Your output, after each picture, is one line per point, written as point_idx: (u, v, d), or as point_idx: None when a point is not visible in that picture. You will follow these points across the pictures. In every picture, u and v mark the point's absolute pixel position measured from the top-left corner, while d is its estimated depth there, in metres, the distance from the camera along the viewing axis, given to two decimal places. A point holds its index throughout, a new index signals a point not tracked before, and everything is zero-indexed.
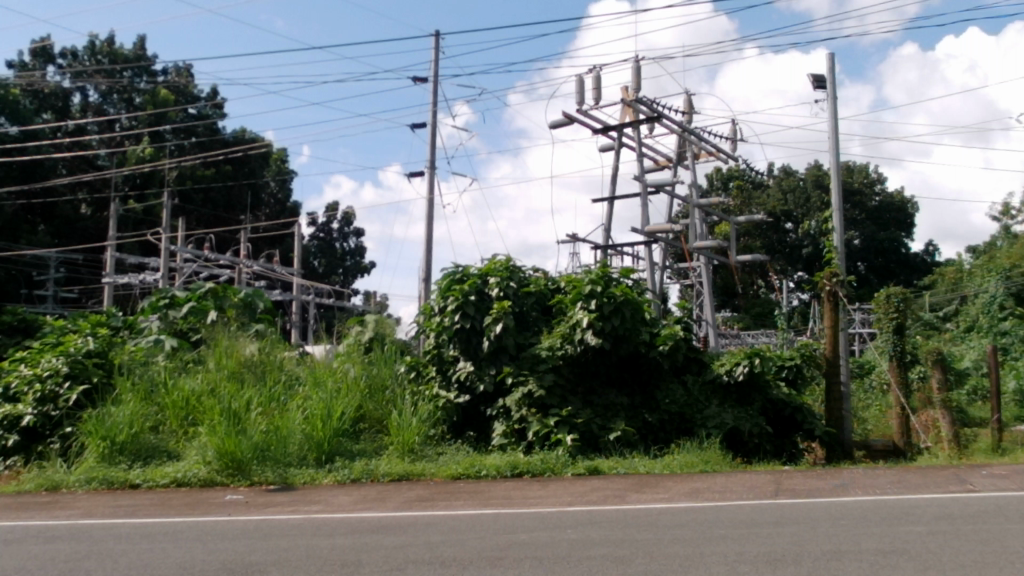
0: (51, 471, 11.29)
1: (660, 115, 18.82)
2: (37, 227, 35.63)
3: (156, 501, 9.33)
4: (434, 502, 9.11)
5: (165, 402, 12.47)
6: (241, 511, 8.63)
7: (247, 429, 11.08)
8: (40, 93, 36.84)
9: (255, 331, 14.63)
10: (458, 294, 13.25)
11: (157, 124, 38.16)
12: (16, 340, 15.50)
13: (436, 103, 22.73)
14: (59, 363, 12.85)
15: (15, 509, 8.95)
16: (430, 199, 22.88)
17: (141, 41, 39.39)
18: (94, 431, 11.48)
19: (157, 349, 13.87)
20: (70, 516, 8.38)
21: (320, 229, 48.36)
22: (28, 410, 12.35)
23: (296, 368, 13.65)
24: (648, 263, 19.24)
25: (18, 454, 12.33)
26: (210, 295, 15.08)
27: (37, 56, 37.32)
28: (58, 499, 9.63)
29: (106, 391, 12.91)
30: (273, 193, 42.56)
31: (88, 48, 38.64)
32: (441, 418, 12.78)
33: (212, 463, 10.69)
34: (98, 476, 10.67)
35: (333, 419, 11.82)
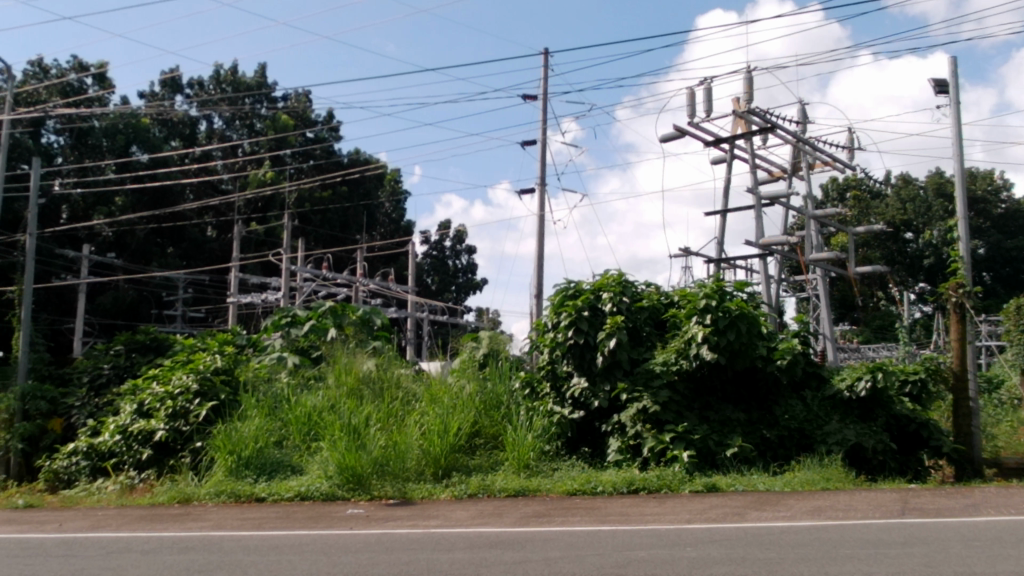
0: (182, 484, 11.76)
1: (774, 125, 18.48)
2: (167, 250, 37.31)
3: (280, 514, 9.60)
4: (551, 518, 9.13)
5: (288, 418, 12.79)
6: (363, 525, 8.81)
7: (366, 444, 11.31)
8: (168, 122, 38.56)
9: (373, 348, 14.88)
10: (571, 310, 13.29)
11: (278, 148, 39.51)
12: (149, 357, 16.17)
13: (547, 119, 22.87)
14: (189, 381, 13.41)
15: (149, 521, 9.34)
16: (541, 216, 23.00)
17: (262, 68, 40.74)
18: (222, 445, 11.90)
19: (279, 366, 14.28)
20: (201, 528, 8.70)
21: (434, 246, 49.03)
22: (161, 425, 12.93)
23: (413, 384, 13.79)
24: (764, 276, 18.89)
25: (151, 467, 12.90)
26: (330, 313, 15.48)
27: (167, 86, 39.08)
28: (190, 511, 10.00)
29: (233, 407, 13.34)
30: (388, 213, 43.42)
31: (214, 77, 40.23)
32: (556, 434, 12.76)
33: (334, 478, 10.95)
34: (226, 489, 11.05)
35: (450, 434, 11.94)
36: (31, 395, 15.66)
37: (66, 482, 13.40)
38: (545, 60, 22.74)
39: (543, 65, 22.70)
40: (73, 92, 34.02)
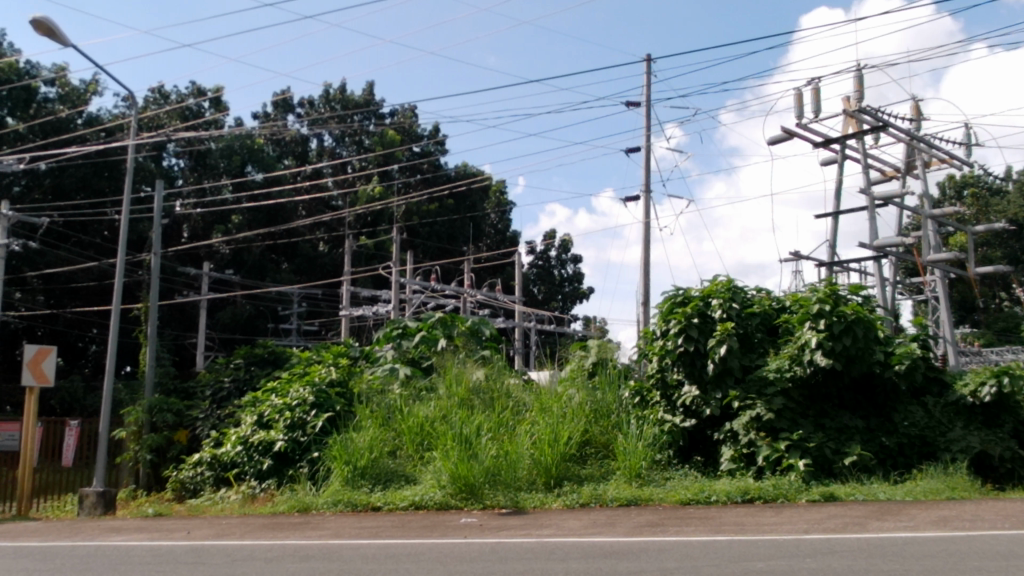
0: (301, 493, 12.08)
1: (887, 124, 17.96)
2: (281, 266, 38.40)
3: (396, 523, 9.77)
4: (665, 527, 9.03)
5: (401, 428, 12.95)
6: (477, 534, 8.88)
7: (478, 454, 11.41)
8: (280, 141, 39.77)
9: (482, 357, 14.95)
10: (681, 317, 13.16)
11: (386, 163, 40.26)
12: (268, 370, 16.59)
13: (651, 125, 22.73)
14: (306, 393, 13.78)
15: (271, 529, 9.61)
16: (647, 224, 22.86)
17: (369, 86, 41.57)
18: (338, 456, 12.17)
19: (392, 377, 14.47)
20: (320, 536, 8.92)
21: (540, 256, 49.18)
22: (280, 436, 13.35)
23: (523, 394, 13.83)
24: (879, 278, 18.35)
25: (271, 477, 13.33)
26: (439, 323, 15.67)
27: (279, 106, 40.29)
28: (310, 520, 10.27)
29: (348, 418, 13.63)
30: (494, 225, 43.71)
31: (323, 97, 41.27)
32: (668, 442, 12.64)
33: (447, 487, 11.08)
34: (343, 498, 11.29)
35: (561, 443, 11.94)
36: (158, 407, 16.22)
37: (193, 491, 14.17)
38: (648, 67, 22.61)
39: (646, 71, 22.57)
40: (191, 115, 35.42)
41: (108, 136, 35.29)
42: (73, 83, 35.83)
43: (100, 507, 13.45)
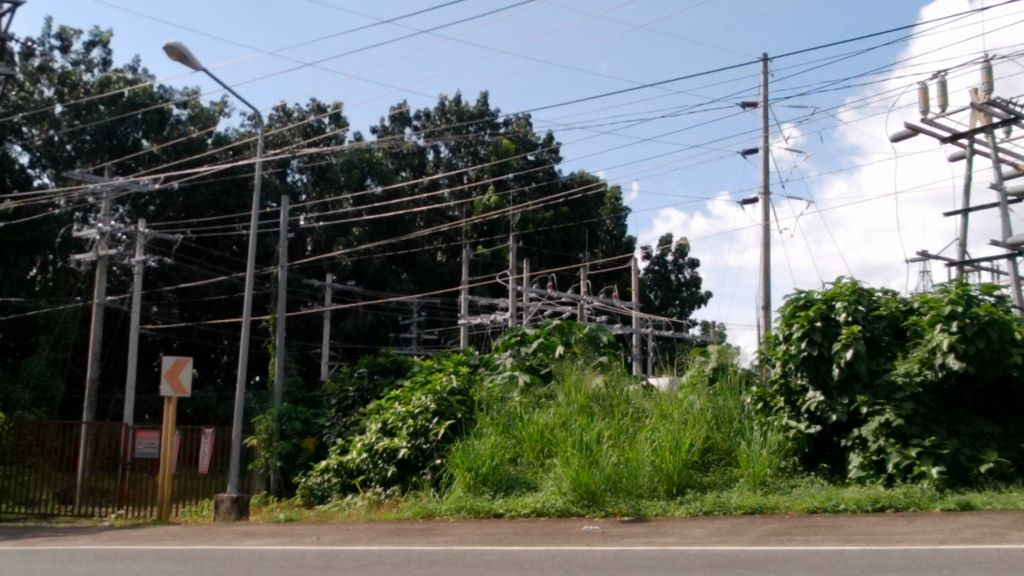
0: (425, 500, 12.29)
1: (1020, 116, 17.17)
2: (401, 277, 39.30)
3: (519, 530, 9.81)
4: (792, 536, 8.83)
5: (521, 436, 12.97)
6: (600, 542, 8.85)
7: (599, 460, 11.38)
8: (398, 154, 40.59)
9: (600, 364, 14.88)
10: (804, 321, 12.90)
11: (501, 172, 40.53)
12: (390, 378, 16.84)
13: (768, 126, 22.31)
14: (428, 400, 14.02)
15: (396, 535, 9.79)
16: (766, 227, 22.44)
17: (484, 97, 41.94)
18: (460, 463, 12.33)
19: (511, 385, 14.53)
20: (445, 542, 9.04)
21: (656, 261, 48.77)
22: (403, 444, 13.66)
23: (643, 400, 13.73)
24: (1014, 278, 17.52)
25: (396, 484, 13.70)
26: (557, 331, 15.73)
27: (396, 120, 41.06)
28: (433, 526, 10.44)
29: (469, 425, 13.79)
30: (609, 230, 43.52)
31: (439, 109, 41.90)
32: (792, 449, 12.36)
33: (568, 494, 11.10)
34: (465, 505, 11.43)
35: (682, 450, 11.80)
36: (286, 416, 16.78)
37: (321, 497, 14.72)
38: (764, 66, 22.19)
39: (762, 71, 22.15)
40: (313, 132, 36.44)
41: (236, 154, 36.60)
42: (203, 104, 37.33)
43: (234, 513, 13.95)
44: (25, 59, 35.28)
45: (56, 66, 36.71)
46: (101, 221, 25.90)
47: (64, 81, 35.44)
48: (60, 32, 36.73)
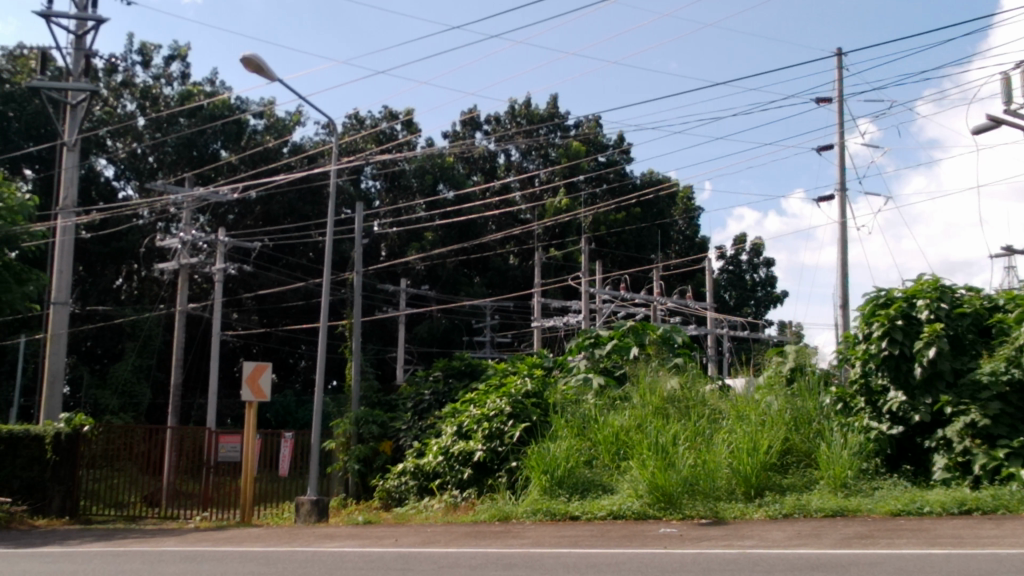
0: (501, 502, 12.34)
1: None
2: (474, 280, 39.59)
3: (595, 533, 9.79)
4: (875, 540, 8.65)
5: (596, 438, 12.91)
6: (678, 544, 8.78)
7: (675, 463, 11.30)
8: (470, 159, 40.84)
9: (675, 366, 14.74)
10: (884, 319, 12.62)
11: (572, 175, 40.48)
12: (464, 381, 16.90)
13: (844, 121, 21.92)
14: (503, 403, 14.10)
15: (474, 537, 9.84)
16: (843, 223, 22.03)
17: (554, 99, 41.96)
18: (536, 465, 12.35)
19: (586, 388, 14.47)
20: (522, 545, 9.07)
21: (730, 261, 48.22)
22: (479, 446, 13.78)
23: (720, 402, 13.58)
24: None
25: (472, 486, 13.82)
26: (631, 332, 15.63)
27: (467, 124, 41.34)
28: (510, 528, 10.48)
29: (544, 427, 13.80)
30: (682, 231, 43.12)
31: (509, 113, 42.04)
32: (874, 450, 12.11)
33: (645, 497, 11.05)
34: (542, 507, 11.44)
35: (761, 452, 11.64)
36: (363, 419, 17.05)
37: (399, 500, 14.92)
38: (838, 61, 21.83)
39: (836, 66, 21.76)
40: (385, 139, 36.87)
41: (311, 162, 37.21)
42: (278, 114, 38.01)
43: (314, 515, 14.17)
44: (109, 75, 36.69)
45: (137, 80, 37.79)
46: (183, 230, 26.54)
47: (146, 95, 36.43)
48: (140, 47, 37.79)
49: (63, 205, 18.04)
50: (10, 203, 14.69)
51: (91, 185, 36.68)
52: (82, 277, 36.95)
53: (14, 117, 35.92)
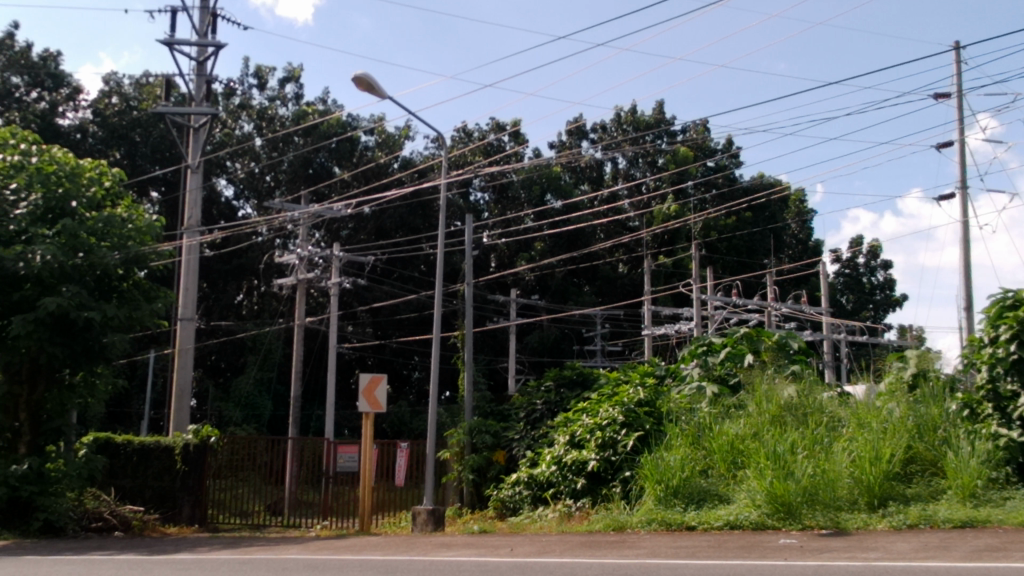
0: (616, 512, 12.28)
1: None
2: (583, 289, 39.72)
3: (712, 543, 9.66)
4: (1009, 553, 8.28)
5: (711, 446, 12.68)
6: (798, 556, 8.57)
7: (794, 472, 11.07)
8: (576, 168, 40.84)
9: (792, 373, 14.40)
10: (1013, 321, 12.02)
11: (680, 180, 39.92)
12: (576, 391, 16.83)
13: (963, 117, 21.13)
14: (615, 412, 14.08)
15: (589, 548, 9.83)
16: (966, 223, 21.23)
17: (660, 105, 41.60)
18: (650, 475, 12.27)
19: (699, 396, 14.26)
20: (639, 555, 9.00)
21: (846, 264, 47.01)
22: (592, 456, 13.83)
23: (839, 409, 13.24)
24: None
25: (586, 496, 13.87)
26: (745, 338, 15.31)
27: (573, 134, 41.38)
28: (625, 538, 10.41)
29: (658, 437, 13.69)
30: (795, 234, 42.19)
31: (615, 120, 41.88)
32: (1004, 459, 11.60)
33: (763, 507, 10.85)
34: (657, 518, 11.35)
35: (883, 461, 11.27)
36: (477, 429, 17.18)
37: (513, 509, 15.06)
38: (957, 55, 21.04)
39: (954, 60, 21.00)
40: (493, 151, 37.26)
41: (421, 177, 37.76)
42: (389, 130, 38.55)
43: (431, 524, 14.34)
44: (227, 98, 38.04)
45: (254, 102, 39.05)
46: (300, 246, 27.23)
47: (262, 116, 37.51)
48: (256, 70, 39.05)
49: (188, 225, 18.73)
50: (139, 223, 15.33)
51: (212, 206, 38.17)
52: (206, 293, 38.57)
53: (141, 142, 37.53)
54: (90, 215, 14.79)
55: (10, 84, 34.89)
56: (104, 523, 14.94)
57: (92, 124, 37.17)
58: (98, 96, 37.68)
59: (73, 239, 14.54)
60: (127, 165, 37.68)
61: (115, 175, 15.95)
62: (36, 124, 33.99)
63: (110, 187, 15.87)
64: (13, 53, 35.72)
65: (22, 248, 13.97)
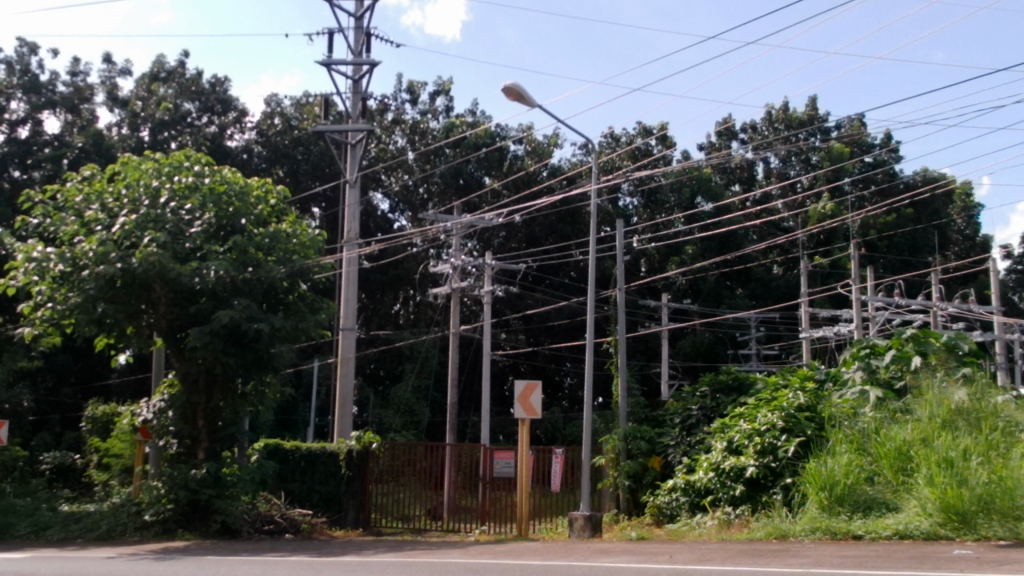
0: (777, 520, 12.01)
1: None
2: (736, 292, 39.17)
3: (881, 553, 9.30)
4: None
5: (878, 453, 12.19)
6: (974, 568, 8.16)
7: (969, 480, 10.54)
8: (728, 169, 40.19)
9: (963, 375, 13.71)
10: None
11: (836, 178, 38.68)
12: (733, 396, 16.52)
13: None
14: (774, 418, 13.77)
15: (751, 555, 9.63)
16: None
17: (814, 102, 40.44)
18: (813, 482, 11.96)
19: (863, 400, 13.76)
20: (803, 564, 8.76)
21: (1018, 259, 44.56)
22: (751, 462, 13.60)
23: (1016, 413, 12.52)
24: None
25: (745, 503, 13.63)
26: (911, 341, 14.66)
27: (723, 134, 40.74)
28: (788, 546, 10.13)
29: (820, 443, 13.31)
30: (960, 230, 40.35)
31: (767, 119, 41.01)
32: None
33: (935, 516, 10.40)
34: (821, 527, 11.04)
35: None
36: (632, 435, 17.12)
37: (671, 517, 14.95)
38: None
39: None
40: (641, 154, 37.08)
41: (571, 184, 37.85)
42: (538, 139, 38.84)
43: (588, 530, 14.35)
44: (381, 114, 39.20)
45: (407, 117, 40.10)
46: (453, 256, 27.75)
47: (414, 130, 38.54)
48: (409, 86, 40.08)
49: (348, 238, 19.35)
50: (303, 238, 16.07)
51: (369, 219, 39.43)
52: (365, 304, 39.59)
53: (303, 160, 39.00)
54: (257, 231, 15.62)
55: (183, 110, 36.99)
56: (275, 526, 15.75)
57: (257, 144, 39.03)
58: (262, 118, 39.43)
59: (243, 255, 15.28)
60: (290, 183, 39.37)
61: (280, 192, 16.66)
62: (205, 146, 35.94)
63: (276, 204, 16.58)
64: (184, 81, 37.89)
65: (198, 264, 14.75)
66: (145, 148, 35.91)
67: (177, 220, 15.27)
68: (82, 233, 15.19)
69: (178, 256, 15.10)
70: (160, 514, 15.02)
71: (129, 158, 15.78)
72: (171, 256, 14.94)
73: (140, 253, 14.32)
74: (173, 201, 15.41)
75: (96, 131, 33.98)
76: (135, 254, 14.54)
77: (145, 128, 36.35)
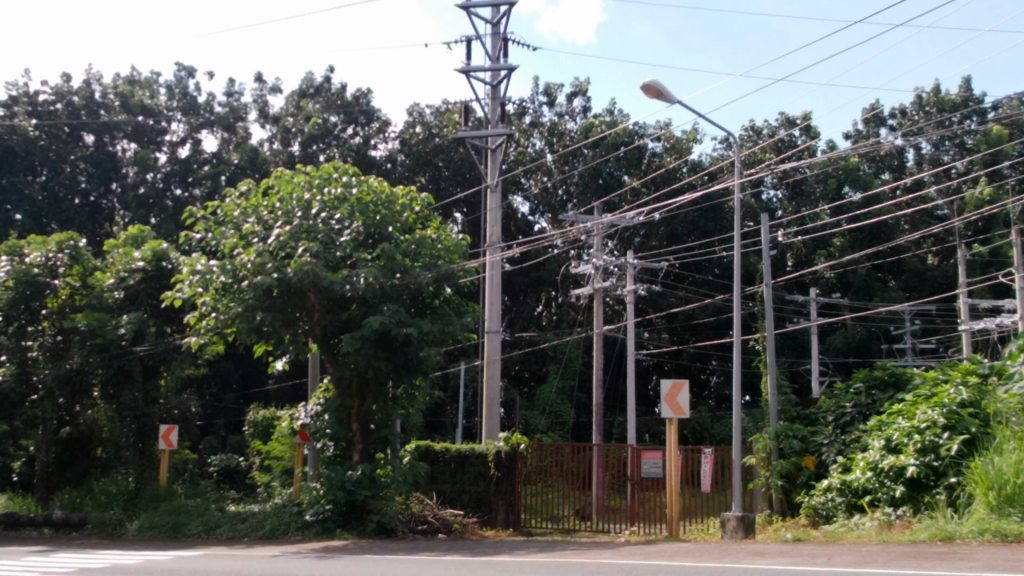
0: (942, 521, 11.52)
1: None
2: (889, 284, 37.79)
3: None
4: None
5: None
6: None
7: None
8: (876, 158, 38.83)
9: None
10: None
11: (995, 162, 36.78)
12: (889, 393, 15.97)
13: None
14: (935, 415, 13.25)
15: (916, 558, 9.24)
16: None
17: (967, 82, 38.62)
18: (980, 482, 11.42)
19: None
20: (975, 568, 8.35)
21: None
22: (911, 461, 13.12)
23: None
24: None
25: (907, 504, 13.14)
26: None
27: (871, 122, 39.39)
28: (955, 549, 9.64)
29: (987, 440, 12.70)
30: None
31: (916, 104, 39.44)
32: None
33: None
34: (990, 528, 10.52)
35: None
36: (784, 434, 16.72)
37: (827, 517, 14.54)
38: None
39: None
40: (784, 146, 36.13)
41: (712, 179, 37.27)
42: (677, 135, 38.40)
43: (741, 531, 14.07)
44: (519, 118, 39.54)
45: (545, 119, 40.28)
46: (595, 256, 27.72)
47: (552, 132, 38.70)
48: (546, 88, 40.27)
49: (491, 241, 19.55)
50: (447, 242, 16.32)
51: (510, 222, 39.85)
52: (508, 307, 39.67)
53: (444, 167, 39.93)
54: (403, 238, 15.98)
55: (329, 123, 38.20)
56: (429, 525, 16.11)
57: (400, 153, 39.94)
58: (404, 127, 40.30)
59: (391, 261, 15.67)
60: (433, 189, 40.18)
61: (425, 199, 16.97)
62: (352, 157, 36.98)
63: (420, 211, 16.91)
64: (330, 95, 39.14)
65: (349, 272, 15.26)
66: (296, 161, 37.19)
67: (328, 230, 15.86)
68: (241, 245, 15.89)
69: (330, 264, 15.64)
70: (319, 514, 15.44)
71: (282, 172, 16.38)
72: (323, 264, 15.47)
73: (294, 263, 14.92)
74: (324, 211, 15.98)
75: (250, 148, 35.45)
76: (290, 264, 15.13)
77: (295, 142, 37.75)
